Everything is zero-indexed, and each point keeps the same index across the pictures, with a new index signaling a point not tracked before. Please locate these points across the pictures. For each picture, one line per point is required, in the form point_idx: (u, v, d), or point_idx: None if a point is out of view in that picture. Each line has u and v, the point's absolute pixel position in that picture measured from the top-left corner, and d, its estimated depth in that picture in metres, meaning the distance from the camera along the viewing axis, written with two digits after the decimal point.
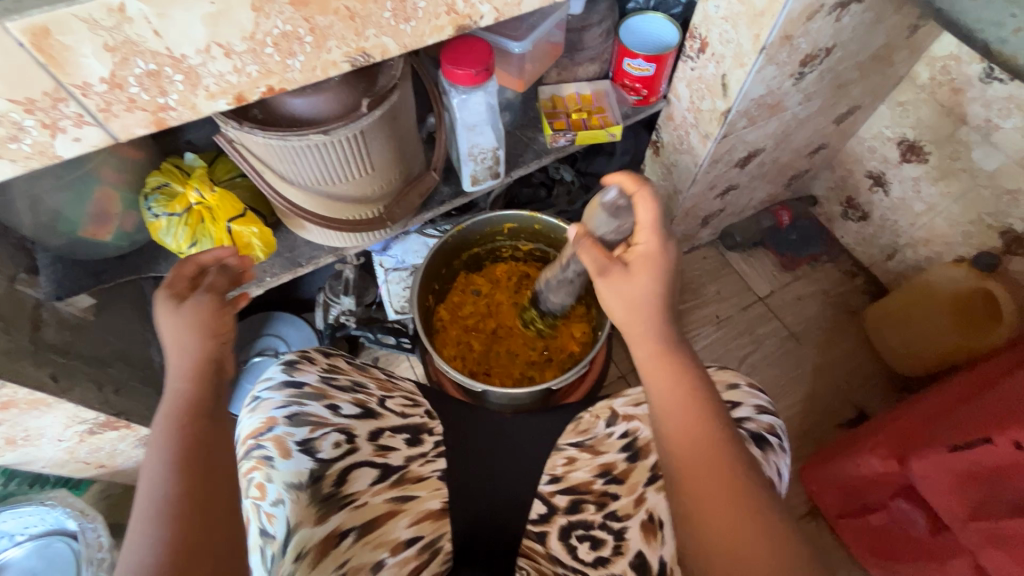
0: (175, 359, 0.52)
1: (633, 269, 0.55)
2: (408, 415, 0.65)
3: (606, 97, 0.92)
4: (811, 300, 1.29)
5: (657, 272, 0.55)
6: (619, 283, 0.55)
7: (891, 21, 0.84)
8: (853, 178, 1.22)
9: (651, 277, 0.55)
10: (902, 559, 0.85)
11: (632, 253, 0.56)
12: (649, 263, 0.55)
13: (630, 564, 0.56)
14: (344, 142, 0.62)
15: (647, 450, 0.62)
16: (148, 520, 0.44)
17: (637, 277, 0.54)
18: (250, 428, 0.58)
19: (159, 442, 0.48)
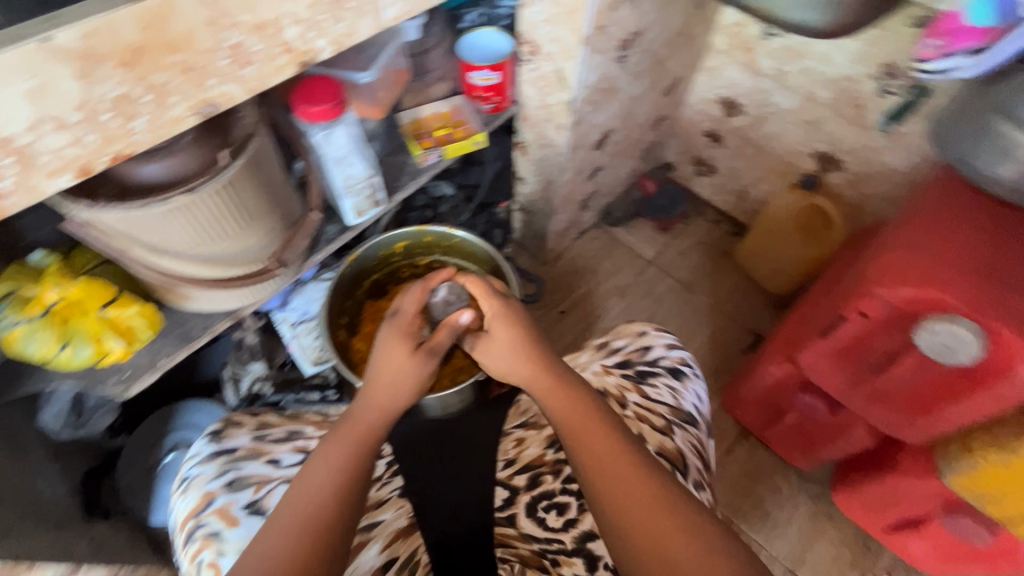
0: (379, 387, 0.59)
1: (494, 330, 0.62)
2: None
3: (463, 110, 0.97)
4: (691, 252, 1.44)
5: (515, 326, 0.62)
6: (487, 345, 0.63)
7: (680, 2, 0.99)
8: (694, 140, 1.39)
9: (508, 331, 0.62)
10: (823, 444, 0.98)
11: (490, 317, 0.63)
12: (506, 319, 0.62)
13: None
14: (214, 198, 0.61)
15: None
16: (290, 530, 0.50)
17: (498, 338, 0.62)
18: (188, 508, 0.56)
19: (330, 456, 0.55)
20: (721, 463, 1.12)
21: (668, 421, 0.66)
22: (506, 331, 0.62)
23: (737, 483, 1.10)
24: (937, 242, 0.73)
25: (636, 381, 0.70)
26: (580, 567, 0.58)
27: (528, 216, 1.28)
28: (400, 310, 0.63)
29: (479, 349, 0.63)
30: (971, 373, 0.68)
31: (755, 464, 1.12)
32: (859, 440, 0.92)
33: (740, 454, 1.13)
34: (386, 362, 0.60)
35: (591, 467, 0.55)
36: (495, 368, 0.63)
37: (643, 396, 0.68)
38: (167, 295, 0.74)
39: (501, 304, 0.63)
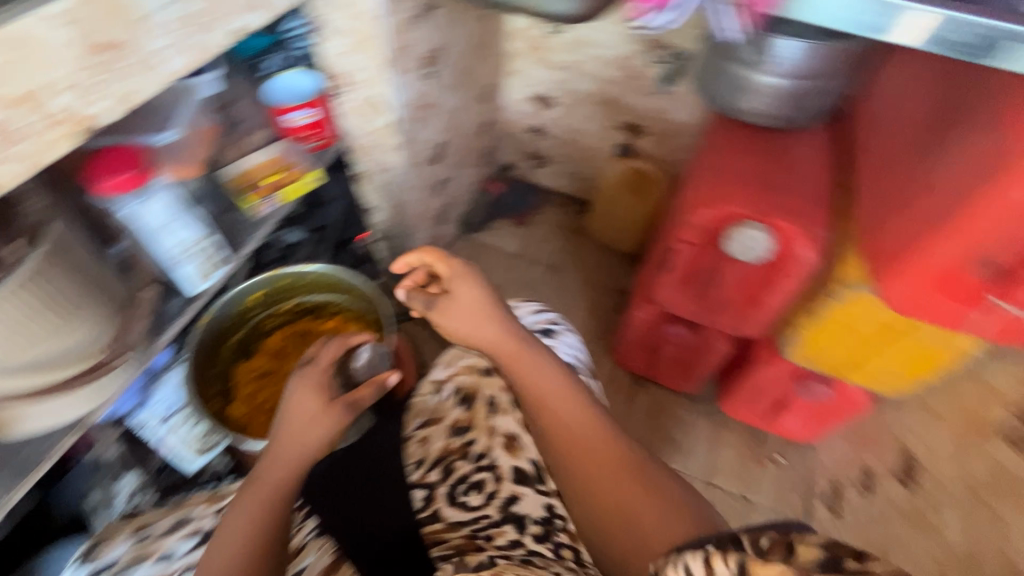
0: (286, 441, 0.59)
1: (455, 291, 0.70)
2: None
3: (288, 153, 0.95)
4: (550, 236, 1.55)
5: (475, 294, 0.69)
6: (449, 310, 0.69)
7: (467, 16, 1.09)
8: (523, 136, 1.51)
9: (469, 292, 0.69)
10: (698, 364, 1.12)
11: (451, 287, 0.70)
12: (466, 286, 0.70)
13: (511, 481, 0.69)
14: (19, 296, 0.54)
15: (475, 393, 0.77)
16: None
17: (460, 301, 0.69)
18: None
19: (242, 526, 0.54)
20: (627, 412, 1.23)
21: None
22: (465, 288, 0.69)
23: (645, 426, 1.21)
24: (723, 167, 0.88)
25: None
26: (511, 531, 0.65)
27: (390, 242, 1.30)
28: (315, 362, 0.63)
29: (436, 311, 0.70)
30: (772, 265, 0.84)
31: (654, 403, 1.24)
32: (720, 350, 1.06)
33: (640, 399, 1.24)
34: (298, 416, 0.59)
35: (542, 414, 0.65)
36: (448, 327, 0.70)
37: None
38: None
39: (461, 266, 0.71)
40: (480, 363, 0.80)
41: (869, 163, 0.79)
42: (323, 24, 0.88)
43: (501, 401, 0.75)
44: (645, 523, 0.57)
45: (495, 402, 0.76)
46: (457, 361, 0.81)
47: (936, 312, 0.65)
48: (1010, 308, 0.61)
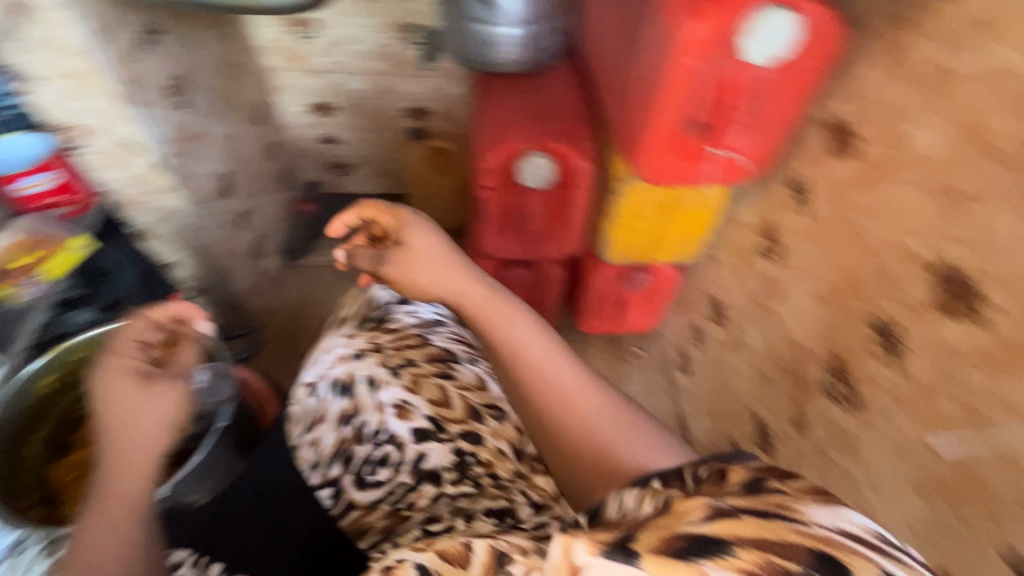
0: (127, 426, 0.58)
1: (405, 244, 0.72)
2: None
3: (37, 229, 0.87)
4: None
5: (425, 247, 0.71)
6: (399, 263, 0.71)
7: (202, 35, 1.04)
8: (316, 148, 1.49)
9: (421, 241, 0.71)
10: (545, 298, 1.22)
11: (405, 239, 0.72)
12: (415, 237, 0.72)
13: (414, 443, 0.72)
14: None
15: (352, 378, 0.77)
16: None
17: (410, 249, 0.71)
18: None
19: (108, 526, 0.57)
20: None
21: (420, 338, 0.81)
22: (419, 240, 0.71)
23: None
24: (499, 113, 0.97)
25: (379, 327, 0.83)
26: (428, 488, 0.71)
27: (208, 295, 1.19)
28: (118, 350, 0.62)
29: (390, 266, 0.72)
30: (565, 183, 0.96)
31: None
32: (556, 276, 1.17)
33: None
34: (118, 411, 0.59)
35: (506, 352, 0.67)
36: (400, 278, 0.71)
37: (392, 332, 0.82)
38: None
39: (410, 218, 0.73)
40: (348, 350, 0.80)
41: (609, 73, 0.90)
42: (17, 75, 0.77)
43: (381, 376, 0.76)
44: (619, 453, 0.60)
45: (375, 378, 0.76)
46: (327, 356, 0.81)
47: (676, 172, 0.81)
48: (721, 152, 0.78)
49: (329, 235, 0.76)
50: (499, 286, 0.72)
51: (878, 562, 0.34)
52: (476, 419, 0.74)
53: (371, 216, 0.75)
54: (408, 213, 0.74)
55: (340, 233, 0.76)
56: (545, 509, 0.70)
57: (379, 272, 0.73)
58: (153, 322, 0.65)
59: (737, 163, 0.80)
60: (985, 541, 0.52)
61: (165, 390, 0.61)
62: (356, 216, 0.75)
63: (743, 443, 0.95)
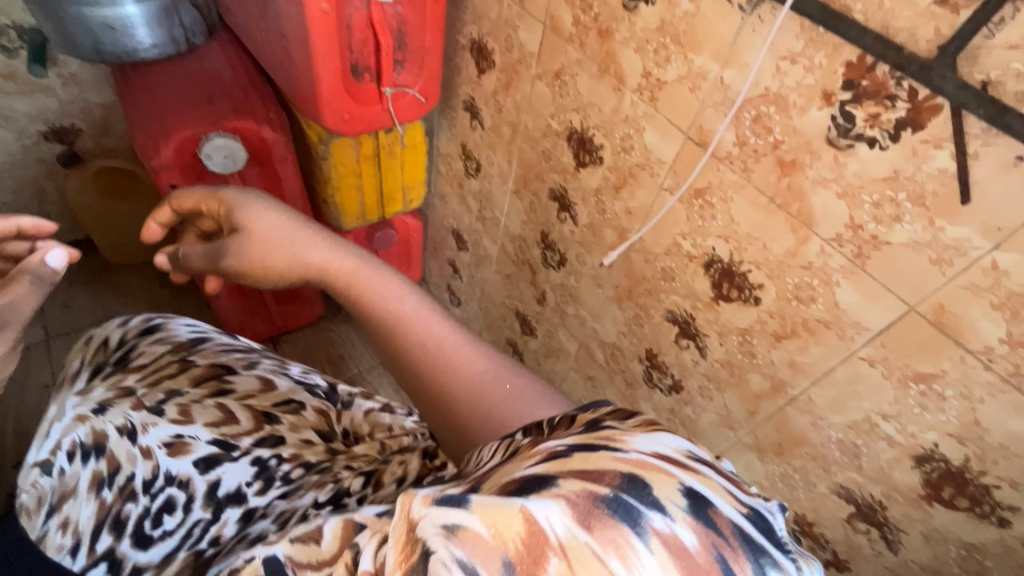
0: None
1: (239, 227, 0.62)
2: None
3: None
4: (76, 293, 1.27)
5: (264, 229, 0.61)
6: (238, 242, 0.62)
7: None
8: None
9: (258, 221, 0.61)
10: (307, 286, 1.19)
11: (238, 218, 0.62)
12: (245, 219, 0.62)
13: (201, 471, 0.59)
14: None
15: (99, 437, 0.60)
16: None
17: (245, 232, 0.62)
18: None
19: None
20: None
21: (179, 361, 0.67)
22: (256, 223, 0.61)
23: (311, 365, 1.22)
24: (156, 105, 0.86)
25: (121, 368, 0.66)
26: (229, 514, 0.58)
27: None
28: None
29: (227, 256, 0.63)
30: (262, 159, 0.92)
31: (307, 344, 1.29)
32: None
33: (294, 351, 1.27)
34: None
35: (374, 318, 0.57)
36: (243, 265, 0.62)
37: (139, 368, 0.66)
38: None
39: (240, 198, 0.64)
40: (84, 407, 0.62)
41: (260, 39, 0.87)
42: None
43: (141, 420, 0.61)
44: (499, 413, 0.53)
45: (130, 425, 0.60)
46: (55, 419, 0.61)
47: (366, 120, 0.85)
48: (394, 90, 0.84)
49: (145, 239, 0.66)
50: (368, 255, 0.62)
51: (676, 474, 0.30)
52: (272, 420, 0.64)
53: (191, 204, 0.66)
54: (236, 194, 0.64)
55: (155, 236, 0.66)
56: (377, 475, 0.60)
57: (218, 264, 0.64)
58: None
59: (412, 97, 0.87)
60: (659, 316, 0.73)
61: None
62: (173, 211, 0.67)
63: (517, 339, 1.08)
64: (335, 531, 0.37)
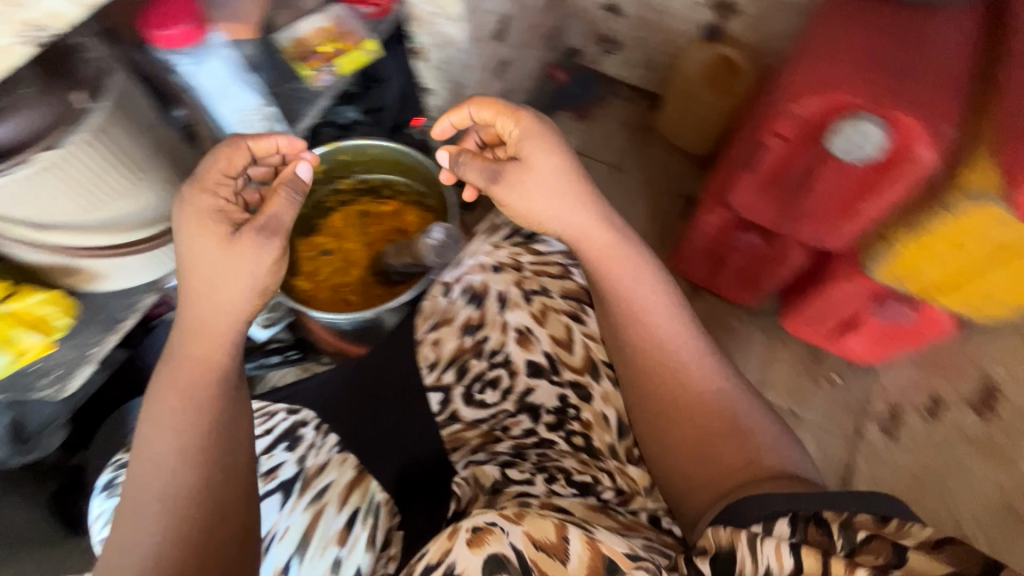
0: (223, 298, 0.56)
1: (528, 159, 0.63)
2: (274, 427, 0.64)
3: (346, 21, 0.89)
4: (614, 133, 1.47)
5: (552, 158, 0.63)
6: (517, 176, 0.63)
7: None
8: (593, 16, 1.39)
9: (547, 158, 0.63)
10: (763, 277, 1.07)
11: (525, 155, 0.63)
12: (535, 150, 0.63)
13: (527, 375, 0.67)
14: (86, 153, 0.53)
15: (485, 290, 0.68)
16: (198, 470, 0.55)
17: (532, 168, 0.63)
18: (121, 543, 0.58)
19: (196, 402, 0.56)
20: None
21: (562, 268, 0.68)
22: (540, 162, 0.63)
23: None
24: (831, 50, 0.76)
25: (527, 242, 0.70)
26: (527, 421, 0.68)
27: None
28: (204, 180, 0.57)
29: (501, 185, 0.64)
30: (880, 166, 0.73)
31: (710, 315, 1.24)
32: (793, 261, 0.99)
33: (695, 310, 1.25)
34: (200, 255, 0.55)
35: (634, 322, 0.64)
36: (512, 203, 0.65)
37: (535, 254, 0.69)
38: (52, 292, 0.61)
39: (533, 128, 0.63)
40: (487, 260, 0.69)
41: None
42: None
43: (515, 297, 0.67)
44: (730, 457, 0.60)
45: (506, 297, 0.67)
46: (463, 258, 0.71)
47: None
48: None
49: (436, 137, 0.67)
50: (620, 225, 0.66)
51: None
52: (592, 376, 0.65)
53: (489, 117, 0.65)
54: (539, 128, 0.63)
55: (444, 135, 0.67)
56: (631, 498, 0.65)
57: (490, 189, 0.64)
58: (252, 152, 0.59)
59: None
60: None
61: (256, 245, 0.55)
62: (469, 116, 0.65)
63: None
64: (578, 552, 0.50)
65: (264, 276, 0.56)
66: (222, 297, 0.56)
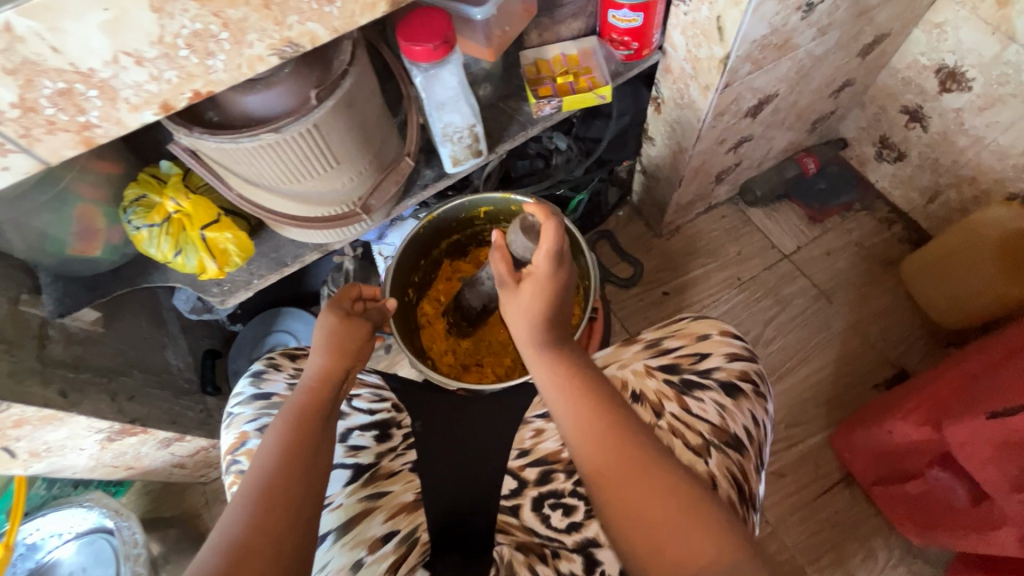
0: (333, 351, 0.59)
1: (522, 287, 0.57)
2: (376, 411, 0.68)
3: (594, 55, 0.86)
4: (841, 253, 1.23)
5: (541, 291, 0.56)
6: (509, 299, 0.58)
7: None
8: (887, 116, 1.15)
9: (534, 296, 0.56)
10: (945, 528, 0.81)
11: (527, 274, 0.57)
12: (536, 281, 0.56)
13: (602, 525, 0.59)
14: (301, 140, 0.58)
15: None
16: (247, 500, 0.47)
17: (521, 296, 0.56)
18: (229, 442, 0.64)
19: (279, 429, 0.53)
20: (810, 505, 1.03)
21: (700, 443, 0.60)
22: (528, 298, 0.56)
23: (819, 531, 1.01)
24: None
25: (679, 390, 0.63)
26: (577, 565, 0.57)
27: (649, 182, 1.16)
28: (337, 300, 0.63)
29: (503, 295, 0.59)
30: None
31: (851, 516, 1.01)
32: (1002, 544, 0.71)
33: (836, 501, 1.02)
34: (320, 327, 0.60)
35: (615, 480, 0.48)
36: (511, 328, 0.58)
37: (682, 409, 0.62)
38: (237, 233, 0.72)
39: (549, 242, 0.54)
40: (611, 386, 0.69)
41: None
42: None
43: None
44: None
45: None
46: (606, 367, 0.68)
47: None
48: None
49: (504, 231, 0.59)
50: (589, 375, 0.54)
51: None
52: None
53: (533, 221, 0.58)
54: (554, 250, 0.55)
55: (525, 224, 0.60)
56: None
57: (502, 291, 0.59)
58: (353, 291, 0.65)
59: None
60: None
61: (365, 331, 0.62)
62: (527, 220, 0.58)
63: None
64: None
65: (357, 347, 0.61)
66: (345, 347, 0.59)
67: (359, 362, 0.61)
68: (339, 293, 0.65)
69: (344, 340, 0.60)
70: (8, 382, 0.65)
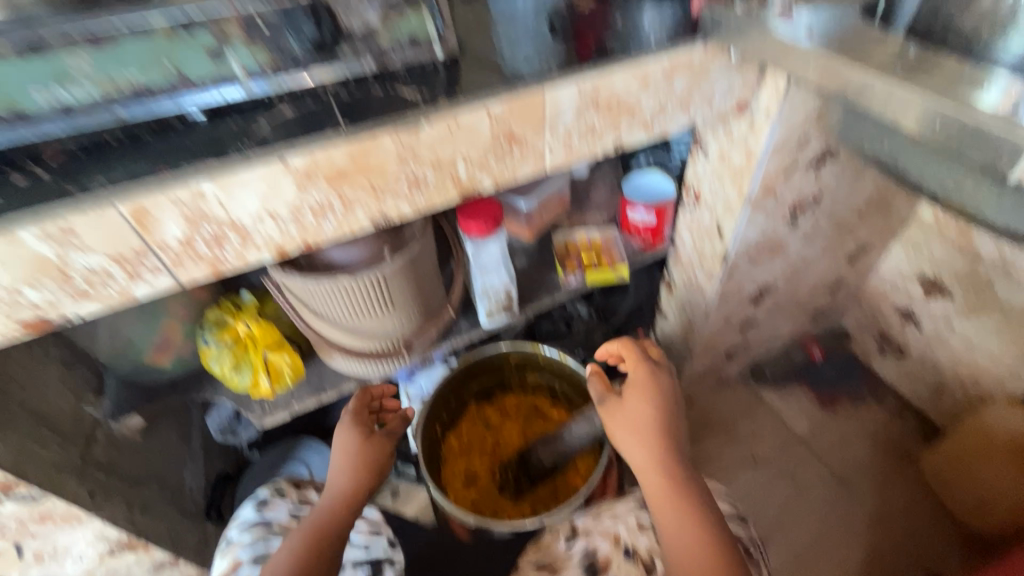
0: (354, 470, 0.65)
1: (628, 396, 0.70)
2: (371, 545, 0.67)
3: (615, 242, 1.00)
4: (857, 440, 1.24)
5: (646, 396, 0.69)
6: (615, 407, 0.70)
7: (870, 178, 0.93)
8: (882, 314, 1.25)
9: (641, 400, 0.69)
10: None
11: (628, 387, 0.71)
12: (639, 390, 0.70)
13: None
14: (370, 285, 0.71)
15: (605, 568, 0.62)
16: None
17: (628, 402, 0.69)
18: (218, 570, 0.62)
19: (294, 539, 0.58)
20: None
21: None
22: (635, 403, 0.69)
23: None
24: None
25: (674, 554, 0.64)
26: None
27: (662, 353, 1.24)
28: (355, 411, 0.70)
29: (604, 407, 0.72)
30: None
31: None
32: None
33: None
34: (342, 440, 0.68)
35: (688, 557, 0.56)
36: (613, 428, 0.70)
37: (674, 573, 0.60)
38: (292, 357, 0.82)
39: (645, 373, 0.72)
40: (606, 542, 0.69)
41: None
42: (703, 146, 0.87)
43: None
44: None
45: None
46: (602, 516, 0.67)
47: None
48: None
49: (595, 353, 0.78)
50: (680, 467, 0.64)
51: None
52: None
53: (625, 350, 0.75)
54: (649, 366, 0.73)
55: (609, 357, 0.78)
56: None
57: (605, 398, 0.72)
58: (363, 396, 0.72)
59: None
60: None
61: (383, 448, 0.69)
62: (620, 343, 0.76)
63: None
64: None
65: (379, 463, 0.67)
66: (360, 464, 0.66)
67: (375, 480, 0.67)
68: (353, 402, 0.71)
69: (368, 460, 0.67)
70: (52, 473, 0.69)
